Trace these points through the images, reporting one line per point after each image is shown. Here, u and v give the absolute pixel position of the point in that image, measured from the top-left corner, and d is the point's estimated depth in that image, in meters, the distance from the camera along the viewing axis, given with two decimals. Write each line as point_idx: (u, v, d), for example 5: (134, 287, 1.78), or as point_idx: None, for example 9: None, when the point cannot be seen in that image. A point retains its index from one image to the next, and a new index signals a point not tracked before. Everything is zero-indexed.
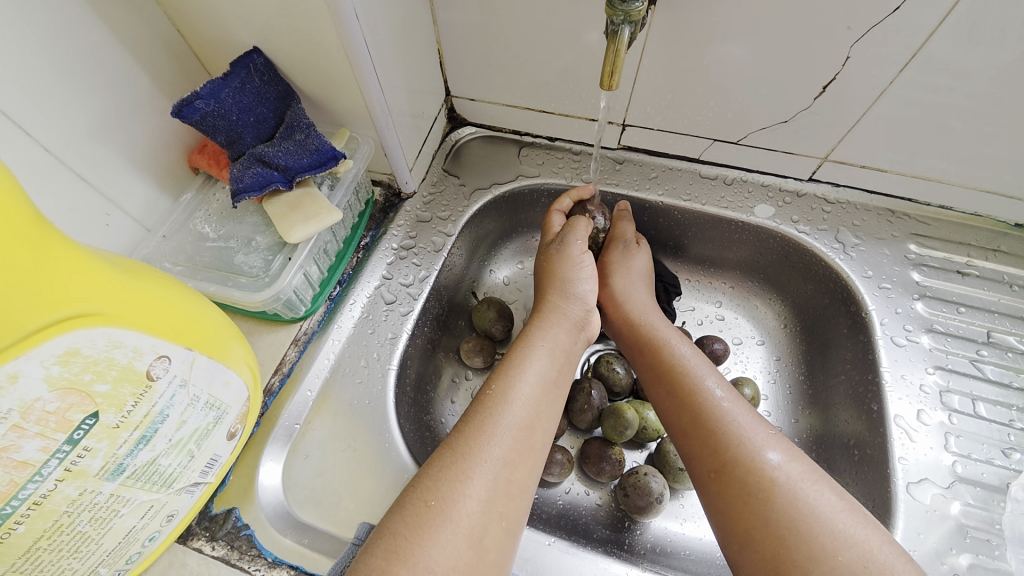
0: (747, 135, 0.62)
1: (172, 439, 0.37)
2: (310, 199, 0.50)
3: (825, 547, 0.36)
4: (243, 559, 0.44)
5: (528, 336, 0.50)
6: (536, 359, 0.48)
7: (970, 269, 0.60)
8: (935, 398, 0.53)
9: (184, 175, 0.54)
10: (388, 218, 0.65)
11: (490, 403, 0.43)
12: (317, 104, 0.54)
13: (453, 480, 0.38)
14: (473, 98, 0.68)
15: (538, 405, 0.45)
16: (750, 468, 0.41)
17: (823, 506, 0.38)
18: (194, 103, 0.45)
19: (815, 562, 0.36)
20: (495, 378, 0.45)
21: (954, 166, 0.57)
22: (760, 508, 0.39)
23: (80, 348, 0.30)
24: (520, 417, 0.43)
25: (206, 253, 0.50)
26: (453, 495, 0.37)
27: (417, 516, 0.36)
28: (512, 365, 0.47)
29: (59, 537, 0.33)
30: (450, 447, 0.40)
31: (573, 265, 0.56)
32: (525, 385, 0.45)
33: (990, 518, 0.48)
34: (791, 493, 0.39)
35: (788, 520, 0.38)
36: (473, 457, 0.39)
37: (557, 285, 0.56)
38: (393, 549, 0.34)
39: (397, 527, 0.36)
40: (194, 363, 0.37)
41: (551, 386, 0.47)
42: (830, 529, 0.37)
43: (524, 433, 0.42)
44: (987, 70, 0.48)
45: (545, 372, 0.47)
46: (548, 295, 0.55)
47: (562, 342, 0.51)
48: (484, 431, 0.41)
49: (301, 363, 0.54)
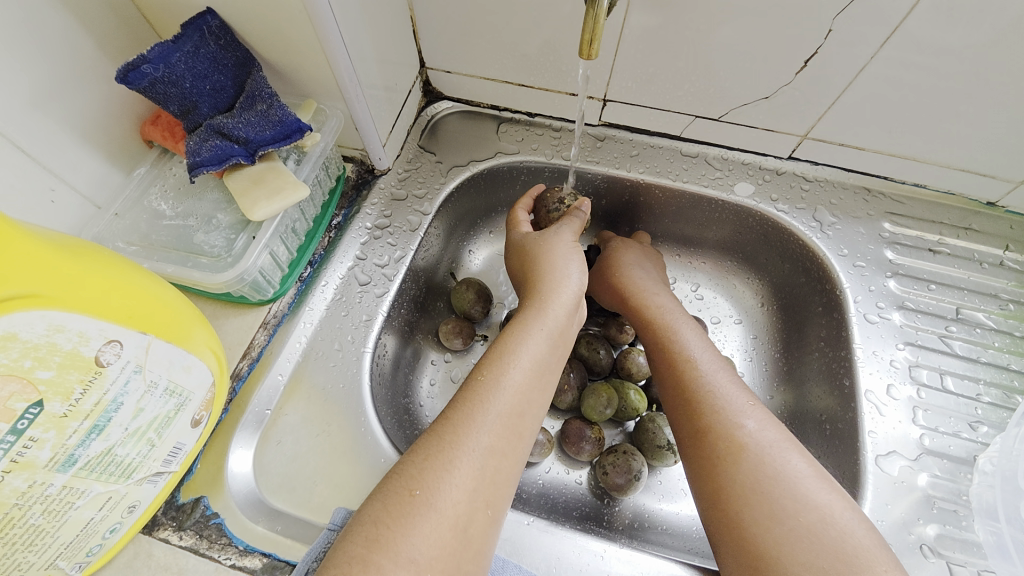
0: (730, 111, 0.61)
1: (130, 427, 0.35)
2: (275, 173, 0.47)
3: (786, 509, 0.38)
4: (213, 548, 0.42)
5: (523, 319, 0.48)
6: (532, 341, 0.46)
7: (942, 247, 0.61)
8: (905, 372, 0.54)
9: (137, 148, 0.50)
10: (361, 196, 0.62)
11: (478, 390, 0.42)
12: (280, 73, 0.51)
13: (438, 468, 0.37)
14: (449, 70, 0.66)
15: (529, 389, 0.44)
16: (721, 432, 0.43)
17: (789, 472, 0.40)
18: (142, 68, 0.42)
19: (775, 518, 0.38)
20: (487, 363, 0.44)
21: (930, 145, 0.58)
22: (728, 469, 0.41)
23: (16, 333, 0.28)
24: (509, 405, 0.41)
25: (164, 232, 0.47)
26: (439, 484, 0.36)
27: (399, 505, 0.35)
28: (506, 347, 0.45)
29: (11, 530, 0.31)
30: (437, 436, 0.39)
31: (554, 241, 0.55)
32: (518, 372, 0.43)
33: (957, 489, 0.48)
34: (758, 458, 0.41)
35: (753, 482, 0.40)
36: (461, 445, 0.38)
37: (551, 269, 0.52)
38: (374, 537, 0.34)
39: (378, 514, 0.35)
40: (150, 348, 0.35)
41: (547, 366, 0.46)
42: (791, 492, 0.39)
43: (514, 421, 0.41)
44: (968, 46, 0.47)
45: (543, 354, 0.46)
46: (540, 278, 0.52)
47: (559, 324, 0.48)
48: (473, 419, 0.40)
49: (271, 348, 0.52)
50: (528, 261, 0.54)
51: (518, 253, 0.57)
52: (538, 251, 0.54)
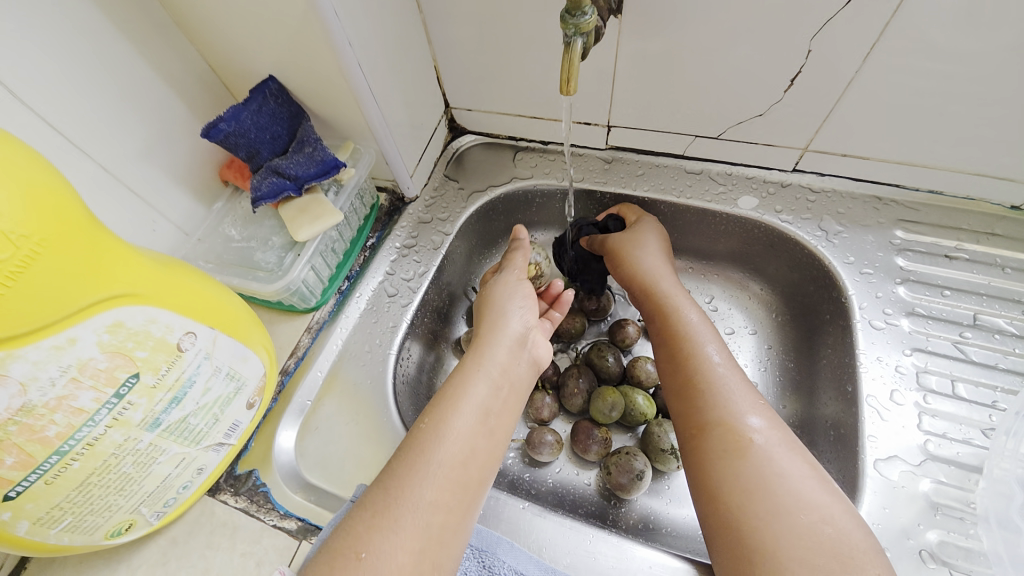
0: (727, 129, 0.65)
1: (199, 402, 0.44)
2: (316, 203, 0.57)
3: (784, 507, 0.40)
4: (260, 510, 0.50)
5: (464, 365, 0.52)
6: (475, 386, 0.49)
7: (960, 252, 0.60)
8: (912, 378, 0.53)
9: (216, 187, 0.63)
10: (392, 220, 0.71)
11: (428, 430, 0.46)
12: (325, 121, 0.62)
13: (384, 528, 0.40)
14: (470, 108, 0.75)
15: (475, 427, 0.47)
16: (728, 429, 0.44)
17: (790, 471, 0.42)
18: (219, 126, 0.53)
19: (776, 515, 0.39)
20: (432, 411, 0.47)
21: (936, 150, 0.58)
22: (732, 464, 0.42)
23: (125, 321, 0.37)
24: (451, 455, 0.45)
25: (232, 252, 0.58)
26: (384, 545, 0.39)
27: (360, 528, 0.40)
28: (451, 390, 0.49)
29: (108, 475, 0.39)
30: (384, 491, 0.43)
31: (510, 288, 0.59)
32: (458, 420, 0.47)
33: (965, 497, 0.47)
34: (764, 457, 0.42)
35: (757, 477, 0.41)
36: (405, 501, 0.42)
37: (492, 316, 0.57)
38: (337, 557, 0.39)
39: (325, 571, 0.38)
40: (216, 340, 0.44)
41: (492, 406, 0.49)
42: (795, 492, 0.40)
43: (455, 473, 0.44)
44: (949, 52, 0.49)
45: (486, 396, 0.49)
46: (483, 327, 0.56)
47: (500, 366, 0.52)
48: (416, 474, 0.43)
49: (313, 349, 0.61)
50: (483, 307, 0.58)
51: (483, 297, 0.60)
52: (488, 297, 0.59)
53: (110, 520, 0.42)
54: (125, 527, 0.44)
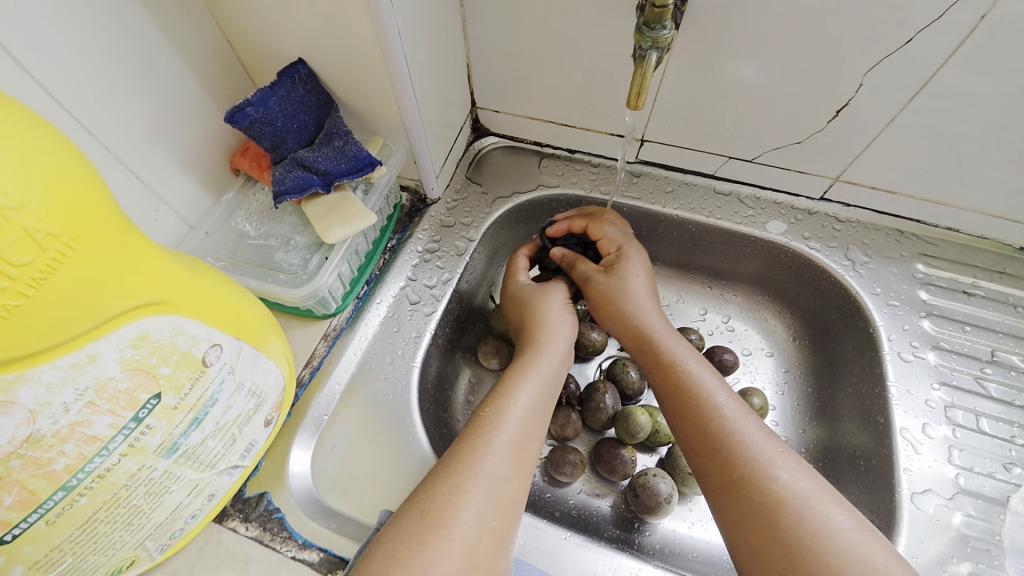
0: (762, 153, 0.64)
1: (220, 422, 0.39)
2: (347, 202, 0.53)
3: (833, 558, 0.38)
4: (275, 540, 0.45)
5: (521, 364, 0.51)
6: (528, 385, 0.49)
7: (976, 289, 0.63)
8: (940, 412, 0.56)
9: (226, 176, 0.57)
10: (413, 222, 0.67)
11: (484, 425, 0.45)
12: (353, 113, 0.57)
13: (447, 492, 0.40)
14: (497, 110, 0.71)
15: (529, 425, 0.47)
16: (760, 484, 0.42)
17: (833, 523, 0.40)
18: (245, 110, 0.48)
19: (826, 568, 0.38)
20: (488, 401, 0.48)
21: (961, 189, 0.59)
22: (769, 519, 0.41)
23: (149, 334, 0.32)
24: (511, 437, 0.45)
25: (247, 250, 0.53)
26: (449, 506, 0.40)
27: (415, 525, 0.38)
28: (504, 390, 0.48)
29: (116, 509, 0.35)
30: (443, 465, 0.43)
31: (551, 304, 0.57)
32: (516, 408, 0.47)
33: (991, 529, 0.51)
34: (800, 506, 0.41)
35: (797, 532, 0.40)
36: (468, 471, 0.42)
37: (547, 320, 0.56)
38: (392, 553, 0.37)
39: (396, 534, 0.38)
40: (241, 352, 0.40)
41: (543, 410, 0.49)
42: (842, 540, 0.39)
43: (516, 452, 0.44)
44: (992, 98, 0.50)
45: (537, 398, 0.49)
46: (535, 328, 0.55)
47: (553, 370, 0.52)
48: (477, 449, 0.43)
49: (329, 358, 0.56)
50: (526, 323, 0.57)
51: (522, 312, 0.58)
52: (534, 303, 0.58)
53: (113, 559, 0.37)
54: (126, 565, 0.39)
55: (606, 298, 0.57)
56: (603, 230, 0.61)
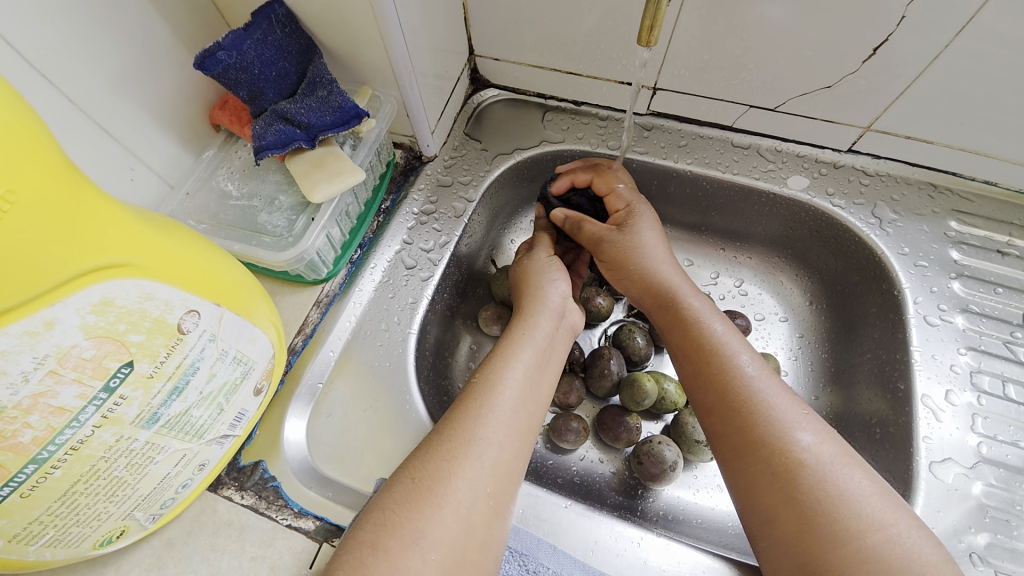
0: (786, 102, 0.59)
1: (203, 391, 0.37)
2: (333, 157, 0.49)
3: (851, 529, 0.36)
4: (271, 509, 0.44)
5: (511, 330, 0.49)
6: (525, 348, 0.47)
7: (1012, 248, 0.59)
8: (965, 378, 0.53)
9: (206, 132, 0.53)
10: (409, 181, 0.64)
11: (477, 392, 0.43)
12: (338, 59, 0.52)
13: (440, 459, 0.39)
14: (497, 57, 0.66)
15: (526, 390, 0.44)
16: (777, 445, 0.40)
17: (852, 490, 0.38)
18: (217, 55, 0.44)
19: (838, 540, 0.36)
20: (484, 365, 0.45)
21: (1006, 140, 0.54)
22: (784, 484, 0.39)
23: (114, 299, 0.30)
24: (509, 403, 0.43)
25: (230, 211, 0.50)
26: (442, 474, 0.38)
27: (406, 493, 0.37)
28: (502, 353, 0.46)
29: (96, 480, 0.33)
30: (438, 431, 0.41)
31: (544, 265, 0.55)
32: (513, 372, 0.45)
33: (1012, 499, 0.49)
34: (818, 475, 0.38)
35: (814, 500, 0.38)
36: (461, 438, 0.40)
37: (535, 287, 0.53)
38: (382, 523, 0.36)
39: (386, 501, 0.37)
40: (222, 318, 0.37)
41: (540, 374, 0.47)
42: (856, 510, 0.37)
43: (512, 418, 0.42)
44: None
45: (533, 361, 0.46)
46: (525, 295, 0.53)
47: (546, 331, 0.49)
48: (472, 415, 0.41)
49: (323, 325, 0.54)
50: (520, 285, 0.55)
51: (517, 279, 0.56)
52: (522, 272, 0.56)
53: (99, 530, 0.36)
54: (116, 535, 0.38)
55: (625, 253, 0.54)
56: (610, 184, 0.59)
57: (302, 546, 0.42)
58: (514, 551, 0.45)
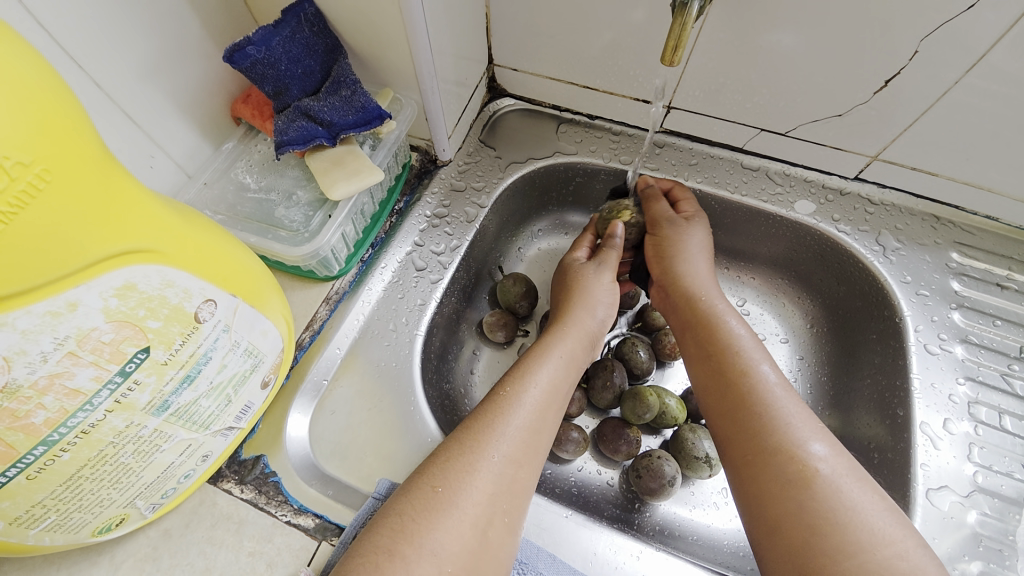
0: (797, 127, 0.60)
1: (213, 382, 0.37)
2: (353, 157, 0.50)
3: (860, 542, 0.36)
4: (270, 504, 0.44)
5: (542, 344, 0.50)
6: (549, 366, 0.47)
7: (1010, 282, 0.60)
8: (963, 408, 0.54)
9: (227, 124, 0.53)
10: (422, 184, 0.64)
11: (500, 404, 0.43)
12: (362, 61, 0.53)
13: (460, 470, 0.38)
14: (515, 68, 0.67)
15: (547, 410, 0.45)
16: (790, 458, 0.41)
17: (860, 505, 0.38)
18: (246, 49, 0.45)
19: (845, 553, 0.36)
20: (508, 378, 0.46)
21: (1009, 176, 0.55)
22: (794, 499, 0.39)
23: (136, 284, 0.30)
24: (529, 420, 0.43)
25: (247, 204, 0.50)
26: (461, 485, 0.38)
27: (424, 500, 0.37)
28: (524, 368, 0.47)
29: (102, 466, 0.33)
30: (457, 440, 0.41)
31: (580, 267, 0.57)
32: (536, 389, 0.45)
33: (1005, 529, 0.49)
34: (829, 489, 0.39)
35: (823, 514, 0.38)
36: (482, 451, 0.40)
37: (582, 292, 0.55)
38: (399, 528, 0.35)
39: (403, 507, 0.37)
40: (237, 310, 0.37)
41: (563, 395, 0.47)
42: (867, 527, 0.37)
43: (532, 435, 0.42)
44: None
45: (558, 381, 0.47)
46: (569, 304, 0.54)
47: (577, 355, 0.50)
48: (494, 427, 0.41)
49: (331, 322, 0.54)
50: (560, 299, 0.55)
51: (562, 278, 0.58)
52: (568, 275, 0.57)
53: (100, 517, 0.36)
54: (115, 523, 0.38)
55: (668, 240, 0.57)
56: (687, 194, 0.62)
57: (301, 543, 0.42)
58: (514, 559, 0.44)
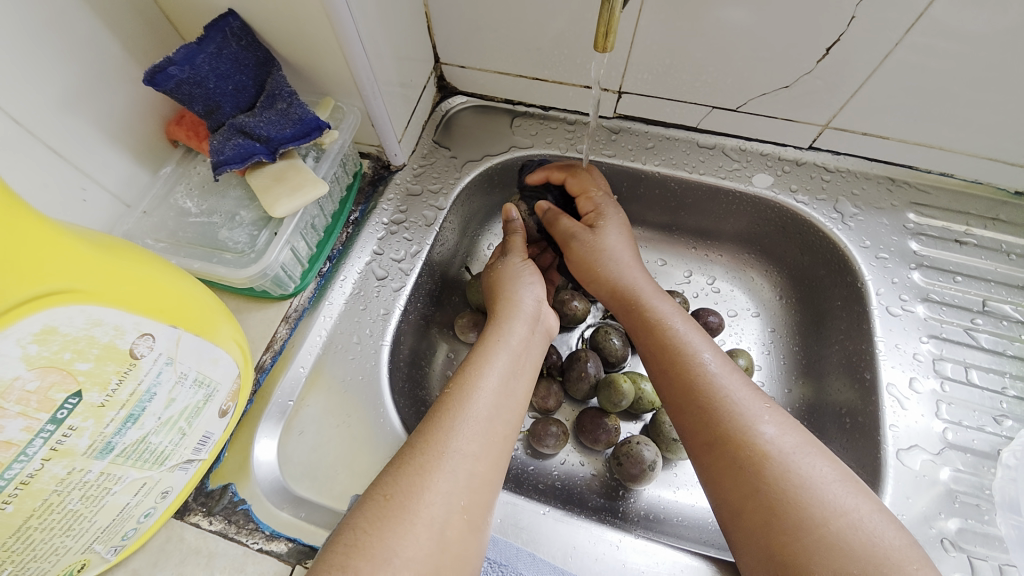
0: (747, 102, 0.60)
1: (162, 417, 0.36)
2: (295, 170, 0.48)
3: (815, 516, 0.37)
4: (241, 533, 0.43)
5: (487, 336, 0.49)
6: (498, 355, 0.47)
7: (968, 237, 0.61)
8: (928, 365, 0.55)
9: (163, 147, 0.52)
10: (377, 191, 0.63)
11: (451, 402, 0.42)
12: (298, 71, 0.52)
13: (413, 476, 0.38)
14: (463, 65, 0.65)
15: (502, 400, 0.44)
16: (742, 441, 0.41)
17: (815, 478, 0.38)
18: (168, 70, 0.43)
19: (802, 528, 0.36)
20: (458, 375, 0.45)
21: (957, 132, 0.56)
22: (751, 479, 0.39)
23: (58, 326, 0.29)
24: (484, 412, 0.42)
25: (189, 229, 0.49)
26: (415, 491, 0.37)
27: (376, 511, 0.36)
28: (475, 359, 0.46)
29: (50, 515, 0.32)
30: (411, 445, 0.40)
31: (519, 270, 0.55)
32: (487, 382, 0.44)
33: (979, 483, 0.50)
34: (783, 466, 0.39)
35: (779, 492, 0.38)
36: (434, 452, 0.39)
37: (510, 290, 0.53)
38: (353, 543, 0.35)
39: (358, 520, 0.36)
40: (180, 341, 0.36)
41: (515, 380, 0.46)
42: (821, 499, 0.37)
43: (487, 429, 0.42)
44: (987, 36, 0.46)
45: (508, 367, 0.46)
46: (501, 299, 0.53)
47: (521, 337, 0.50)
48: (445, 427, 0.41)
49: (292, 341, 0.53)
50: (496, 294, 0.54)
51: (491, 280, 0.56)
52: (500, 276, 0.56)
53: (58, 565, 0.35)
54: (76, 569, 0.37)
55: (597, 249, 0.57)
56: (582, 185, 0.61)
57: (275, 570, 0.42)
58: (493, 562, 0.44)
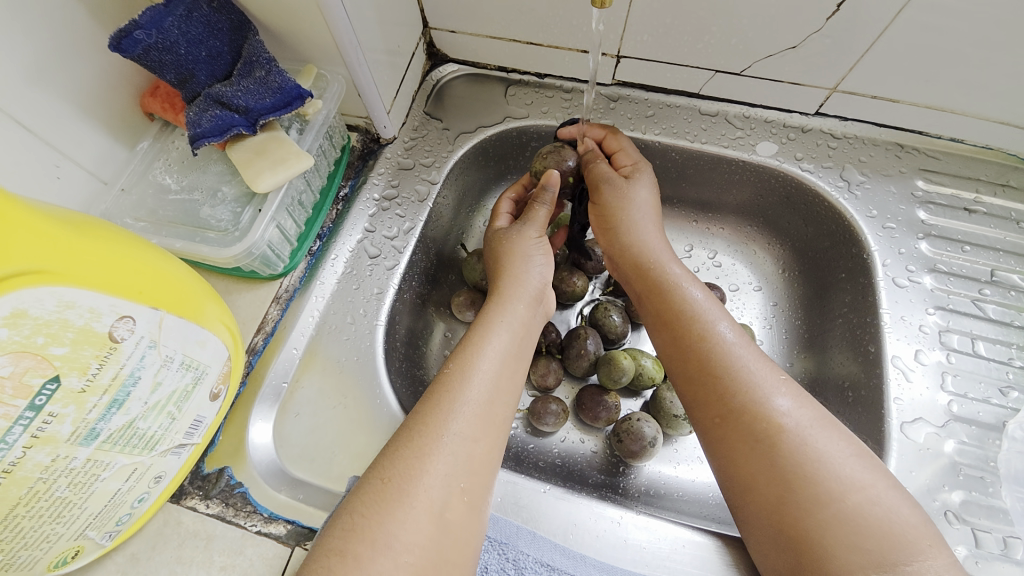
0: (752, 65, 0.57)
1: (149, 401, 0.35)
2: (277, 143, 0.46)
3: (832, 492, 0.36)
4: (238, 515, 0.43)
5: (486, 314, 0.47)
6: (496, 335, 0.45)
7: (978, 205, 0.59)
8: (934, 338, 0.54)
9: (139, 121, 0.49)
10: (367, 165, 0.61)
11: (449, 383, 0.41)
12: (277, 36, 0.48)
13: (411, 458, 0.37)
14: (453, 30, 0.62)
15: (499, 379, 0.43)
16: (757, 413, 0.40)
17: (832, 453, 0.38)
18: (134, 34, 0.40)
19: (817, 503, 0.36)
20: (455, 355, 0.44)
21: (972, 95, 0.53)
22: (765, 456, 0.39)
23: (27, 309, 0.28)
24: (481, 394, 0.41)
25: (170, 207, 0.47)
26: (413, 473, 0.36)
27: (375, 494, 0.36)
28: (473, 338, 0.45)
29: (37, 503, 0.31)
30: (407, 427, 0.39)
31: (522, 238, 0.53)
32: (485, 361, 0.43)
33: (984, 456, 0.50)
34: (799, 438, 0.39)
35: (796, 465, 0.38)
36: (432, 434, 0.38)
37: (515, 266, 0.51)
38: (352, 528, 0.34)
39: (355, 506, 0.35)
40: (162, 323, 0.35)
41: (514, 362, 0.45)
42: (837, 474, 0.37)
43: (486, 409, 0.41)
44: None
45: (506, 347, 0.45)
46: (503, 275, 0.51)
47: (523, 318, 0.48)
48: (443, 408, 0.40)
49: (284, 322, 0.52)
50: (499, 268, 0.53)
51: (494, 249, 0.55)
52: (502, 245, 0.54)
53: (51, 551, 0.34)
54: (71, 555, 0.36)
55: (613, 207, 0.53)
56: (620, 143, 0.58)
57: (274, 551, 0.41)
58: (493, 541, 0.45)
